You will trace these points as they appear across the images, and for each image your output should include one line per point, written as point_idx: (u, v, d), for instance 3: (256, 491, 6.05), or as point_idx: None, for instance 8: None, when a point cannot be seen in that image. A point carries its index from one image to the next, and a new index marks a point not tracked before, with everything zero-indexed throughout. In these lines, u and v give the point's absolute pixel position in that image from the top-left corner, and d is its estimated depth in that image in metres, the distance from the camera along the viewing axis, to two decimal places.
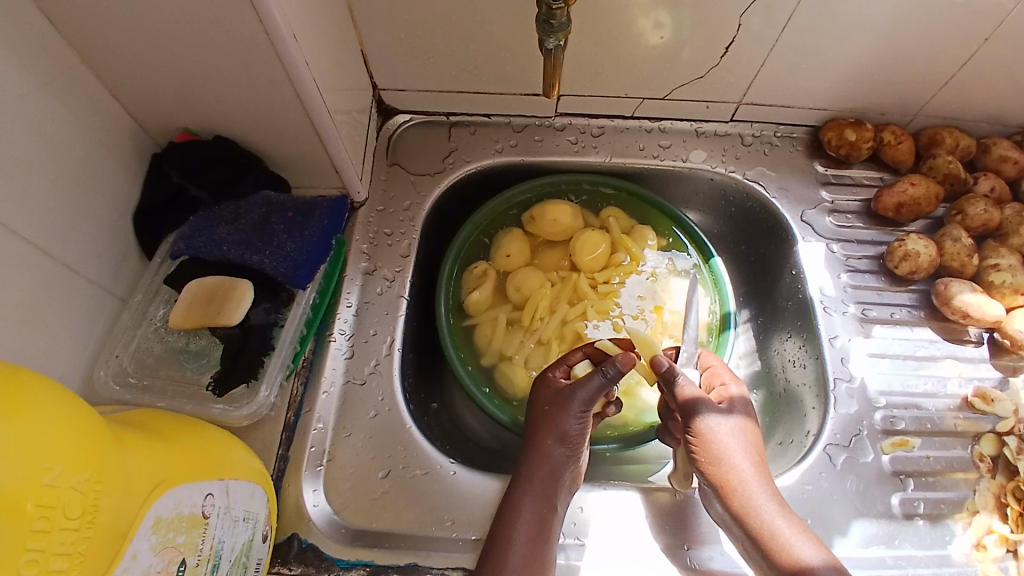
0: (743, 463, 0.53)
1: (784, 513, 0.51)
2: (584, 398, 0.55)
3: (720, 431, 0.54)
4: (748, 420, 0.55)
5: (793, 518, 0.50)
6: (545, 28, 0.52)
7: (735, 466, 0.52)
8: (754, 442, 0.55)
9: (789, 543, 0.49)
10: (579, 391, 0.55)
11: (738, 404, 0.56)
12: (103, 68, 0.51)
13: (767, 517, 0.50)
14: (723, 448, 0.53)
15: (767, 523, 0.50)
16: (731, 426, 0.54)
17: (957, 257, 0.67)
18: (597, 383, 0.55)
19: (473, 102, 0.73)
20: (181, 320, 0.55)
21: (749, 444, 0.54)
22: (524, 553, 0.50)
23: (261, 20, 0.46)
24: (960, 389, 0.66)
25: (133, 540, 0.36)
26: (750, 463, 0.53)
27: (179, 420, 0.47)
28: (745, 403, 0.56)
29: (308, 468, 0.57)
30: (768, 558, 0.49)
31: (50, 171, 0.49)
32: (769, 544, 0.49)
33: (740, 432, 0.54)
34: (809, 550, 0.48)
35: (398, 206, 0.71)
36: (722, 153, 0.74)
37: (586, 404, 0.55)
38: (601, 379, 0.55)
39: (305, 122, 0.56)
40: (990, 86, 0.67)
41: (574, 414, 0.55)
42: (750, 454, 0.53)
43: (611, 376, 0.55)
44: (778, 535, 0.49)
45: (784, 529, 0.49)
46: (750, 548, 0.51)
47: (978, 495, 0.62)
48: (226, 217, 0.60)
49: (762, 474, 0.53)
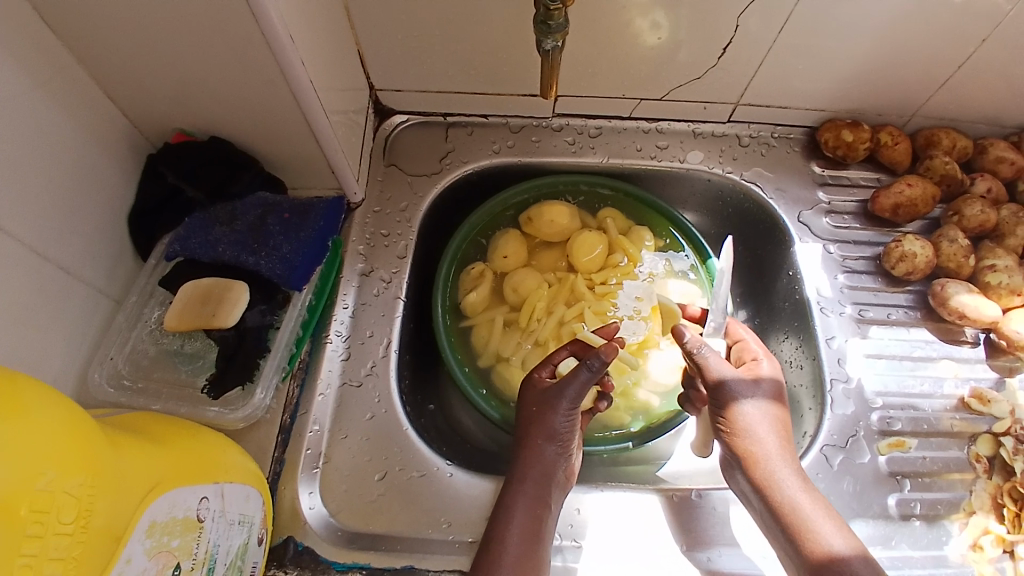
0: (774, 448, 0.53)
1: (814, 499, 0.51)
2: (571, 394, 0.55)
3: (751, 414, 0.55)
4: (778, 405, 0.56)
5: (823, 505, 0.51)
6: (542, 29, 0.51)
7: (766, 451, 0.53)
8: (785, 426, 0.55)
9: (818, 530, 0.50)
10: (567, 388, 0.55)
11: (769, 385, 0.56)
12: (97, 68, 0.50)
13: (796, 503, 0.51)
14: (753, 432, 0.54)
15: (796, 509, 0.51)
16: (761, 409, 0.55)
17: (954, 258, 0.67)
18: (584, 377, 0.55)
19: (470, 103, 0.72)
20: (176, 322, 0.55)
21: (781, 429, 0.55)
22: (518, 552, 0.50)
23: (256, 20, 0.45)
24: (957, 389, 0.66)
25: (127, 544, 0.36)
26: (780, 448, 0.54)
27: (173, 423, 0.47)
28: (777, 385, 0.56)
29: (304, 470, 0.57)
30: (796, 544, 0.50)
31: (44, 172, 0.49)
32: (799, 529, 0.50)
33: (771, 417, 0.55)
34: (837, 539, 0.49)
35: (394, 207, 0.71)
36: (719, 154, 0.74)
37: (573, 401, 0.55)
38: (586, 373, 0.55)
39: (301, 123, 0.56)
40: (987, 87, 0.67)
41: (562, 412, 0.55)
42: (780, 439, 0.54)
43: (596, 369, 0.54)
44: (807, 520, 0.50)
45: (813, 516, 0.50)
46: (778, 535, 0.52)
47: (974, 496, 0.62)
48: (221, 218, 0.60)
49: (793, 459, 0.54)
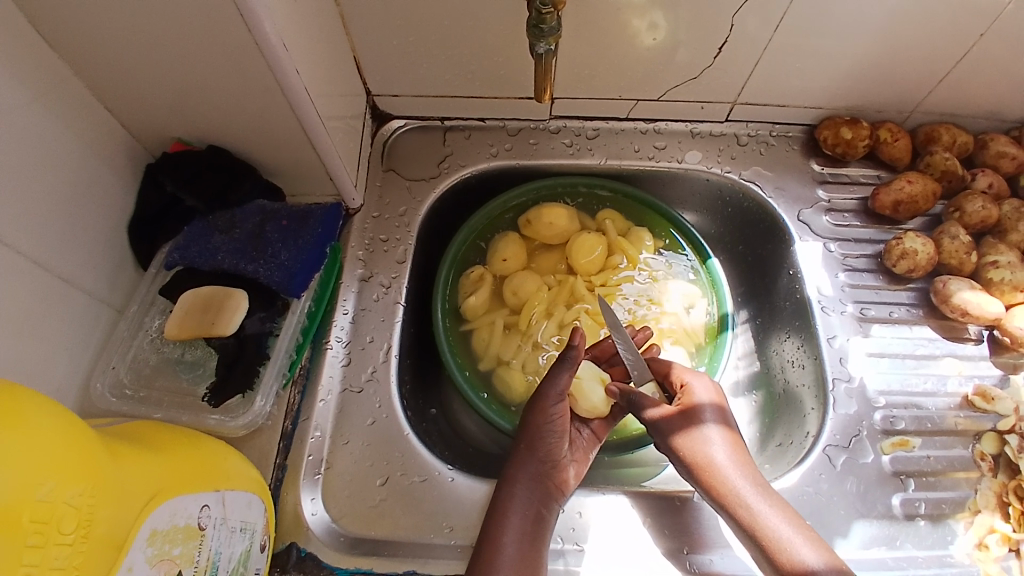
0: (727, 469, 0.52)
1: (780, 511, 0.50)
2: (557, 388, 0.56)
3: (698, 441, 0.53)
4: (722, 425, 0.54)
5: (790, 516, 0.50)
6: (535, 33, 0.52)
7: (721, 473, 0.52)
8: (736, 442, 0.54)
9: (791, 548, 0.48)
10: (553, 383, 0.57)
11: (707, 409, 0.55)
12: (96, 79, 0.51)
13: (762, 522, 0.50)
14: (702, 458, 0.52)
15: (763, 528, 0.49)
16: (706, 432, 0.54)
17: (956, 255, 0.67)
18: (566, 368, 0.57)
19: (467, 107, 0.73)
20: (176, 331, 0.55)
21: (733, 446, 0.53)
22: (513, 552, 0.50)
23: (252, 29, 0.46)
24: (960, 387, 0.65)
25: (129, 553, 0.36)
26: (735, 468, 0.52)
27: (175, 432, 0.47)
28: (715, 408, 0.55)
29: (306, 476, 0.57)
30: (774, 565, 0.49)
31: (44, 184, 0.49)
32: (771, 548, 0.49)
33: (720, 438, 0.53)
34: (811, 553, 0.47)
35: (393, 212, 0.71)
36: (717, 154, 0.74)
37: (560, 395, 0.56)
38: (567, 363, 0.57)
39: (298, 130, 0.56)
40: (987, 81, 0.66)
41: (550, 407, 0.56)
42: (731, 456, 0.53)
43: (573, 357, 0.57)
44: (778, 538, 0.49)
45: (783, 531, 0.49)
46: (757, 556, 0.50)
47: (980, 495, 0.61)
48: (221, 226, 0.60)
49: (750, 474, 0.52)
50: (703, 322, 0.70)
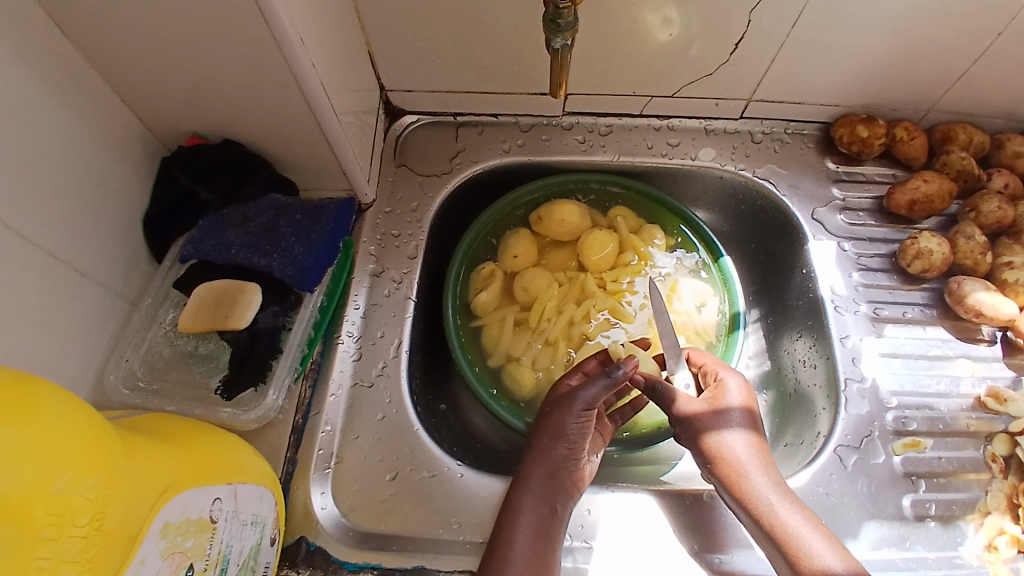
0: (754, 471, 0.52)
1: (801, 513, 0.50)
2: (586, 398, 0.55)
3: (725, 439, 0.54)
4: (751, 425, 0.55)
5: (812, 519, 0.50)
6: (551, 27, 0.51)
7: (746, 475, 0.52)
8: (763, 446, 0.54)
9: (811, 549, 0.48)
10: (583, 390, 0.56)
11: (736, 409, 0.55)
12: (111, 72, 0.51)
13: (784, 525, 0.50)
14: (728, 454, 0.53)
15: (784, 530, 0.49)
16: (735, 430, 0.54)
17: (971, 255, 0.66)
18: (602, 382, 0.56)
19: (480, 102, 0.72)
20: (190, 323, 0.55)
21: (758, 445, 0.54)
22: (523, 553, 0.50)
23: (267, 24, 0.46)
24: (973, 388, 0.65)
25: (141, 545, 0.36)
26: (761, 467, 0.52)
27: (186, 424, 0.47)
28: (745, 409, 0.55)
29: (316, 470, 0.57)
30: (791, 565, 0.49)
31: (59, 176, 0.49)
32: (791, 549, 0.49)
33: (747, 436, 0.54)
34: (831, 554, 0.47)
35: (405, 207, 0.71)
36: (731, 151, 0.74)
37: (589, 402, 0.55)
38: (604, 378, 0.56)
39: (312, 125, 0.56)
40: (1005, 80, 0.66)
41: (575, 413, 0.55)
42: (756, 452, 0.53)
43: (617, 377, 0.56)
44: (799, 540, 0.49)
45: (804, 532, 0.49)
46: (775, 558, 0.50)
47: (990, 496, 0.61)
48: (234, 220, 0.60)
49: (776, 479, 0.52)
50: (714, 321, 0.69)
